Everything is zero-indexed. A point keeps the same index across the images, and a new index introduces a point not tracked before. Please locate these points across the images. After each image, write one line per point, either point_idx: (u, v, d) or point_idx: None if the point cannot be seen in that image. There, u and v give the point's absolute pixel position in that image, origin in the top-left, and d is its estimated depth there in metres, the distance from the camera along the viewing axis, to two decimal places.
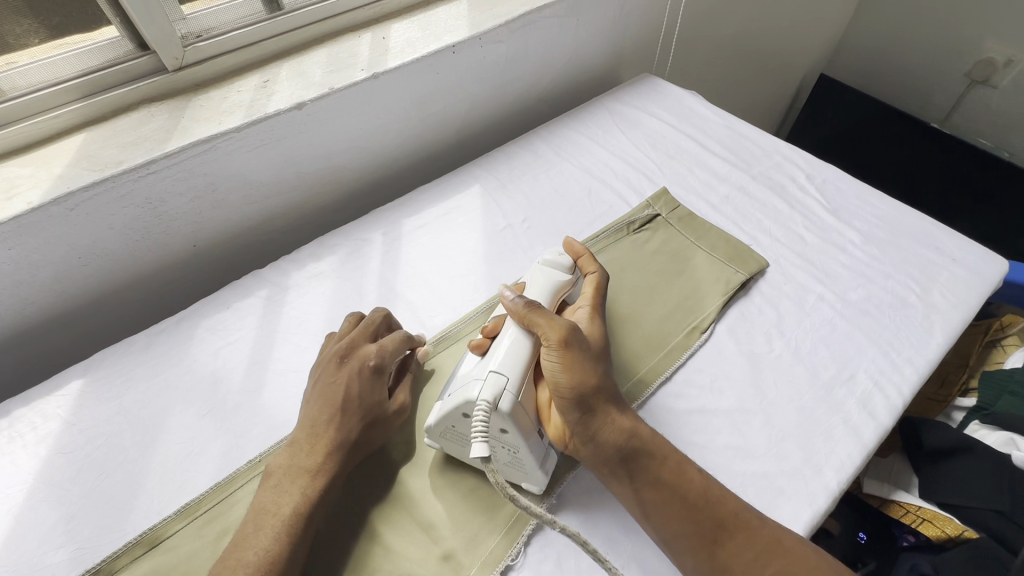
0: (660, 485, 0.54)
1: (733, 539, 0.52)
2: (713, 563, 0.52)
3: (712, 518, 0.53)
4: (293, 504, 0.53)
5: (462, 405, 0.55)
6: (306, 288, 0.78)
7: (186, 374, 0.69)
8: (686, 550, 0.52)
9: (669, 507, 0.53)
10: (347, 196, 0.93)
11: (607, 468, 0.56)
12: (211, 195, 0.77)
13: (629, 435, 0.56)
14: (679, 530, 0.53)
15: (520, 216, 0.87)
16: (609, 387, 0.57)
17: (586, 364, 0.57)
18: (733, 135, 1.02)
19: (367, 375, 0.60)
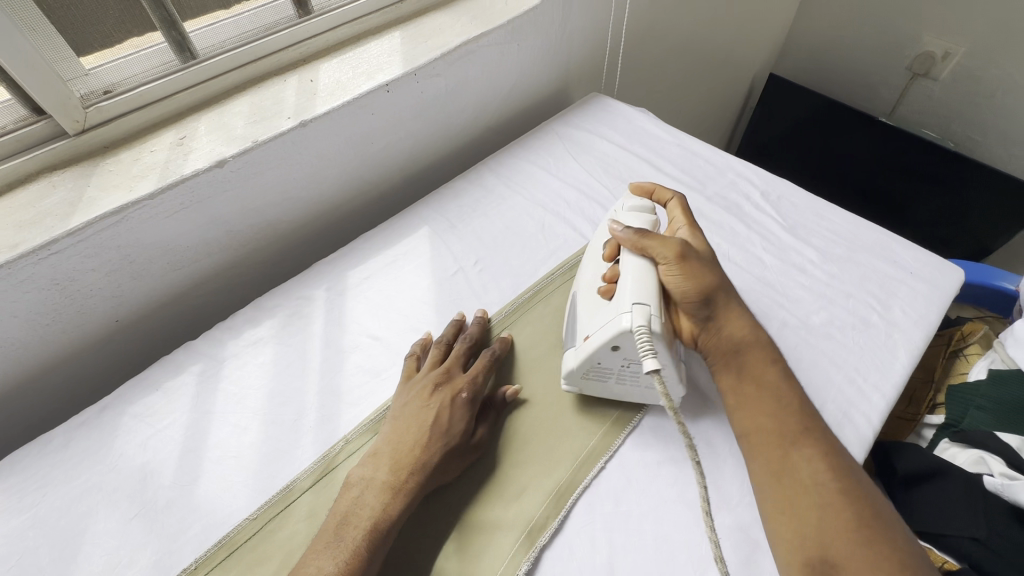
0: (757, 372, 0.62)
1: (804, 443, 0.56)
2: (785, 461, 0.55)
3: (779, 394, 0.60)
4: (372, 516, 0.54)
5: (615, 336, 0.59)
6: (243, 358, 0.72)
7: (111, 472, 0.62)
8: (761, 431, 0.58)
9: (763, 402, 0.60)
10: (286, 248, 0.87)
11: (721, 360, 0.64)
12: (129, 265, 0.70)
13: (740, 330, 0.65)
14: (763, 425, 0.58)
15: (472, 257, 0.83)
16: (723, 290, 0.66)
17: (700, 265, 0.65)
18: (686, 153, 1.00)
19: (457, 406, 0.62)
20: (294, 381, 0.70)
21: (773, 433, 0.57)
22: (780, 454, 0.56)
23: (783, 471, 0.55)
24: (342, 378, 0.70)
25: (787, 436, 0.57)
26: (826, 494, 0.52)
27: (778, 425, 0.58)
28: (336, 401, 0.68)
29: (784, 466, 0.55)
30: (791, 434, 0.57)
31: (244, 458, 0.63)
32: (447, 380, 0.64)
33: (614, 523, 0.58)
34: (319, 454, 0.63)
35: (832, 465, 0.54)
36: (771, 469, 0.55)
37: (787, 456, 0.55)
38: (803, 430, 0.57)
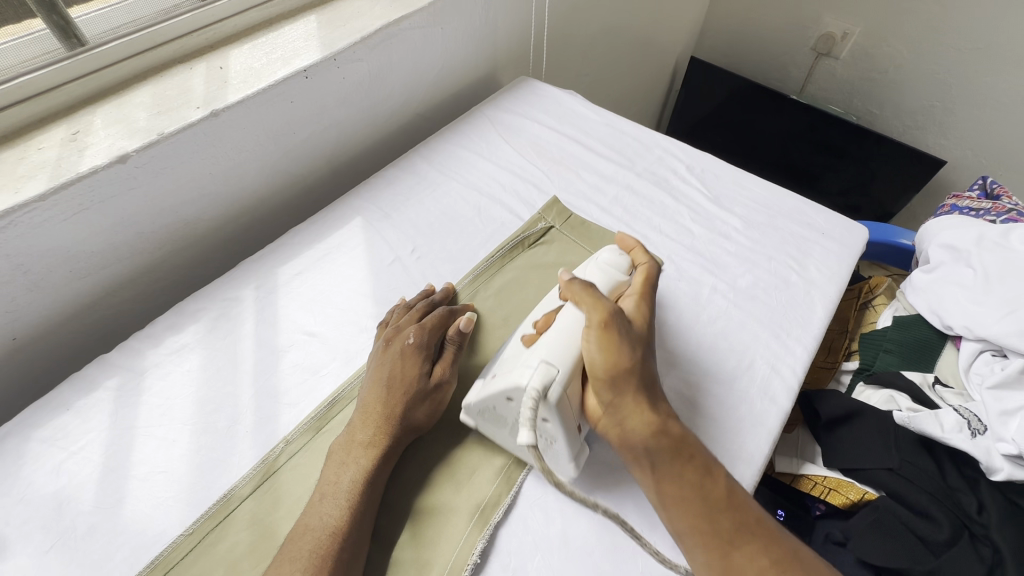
0: (677, 460, 0.53)
1: (743, 539, 0.50)
2: (726, 564, 0.49)
3: (701, 482, 0.52)
4: (351, 475, 0.55)
5: (510, 389, 0.54)
6: (166, 368, 0.67)
7: (19, 504, 0.56)
8: (695, 532, 0.50)
9: (690, 501, 0.51)
10: (208, 248, 0.82)
11: (634, 450, 0.54)
12: (22, 276, 0.63)
13: (653, 414, 0.54)
14: (695, 527, 0.50)
15: (408, 245, 0.82)
16: (639, 361, 0.56)
17: (624, 334, 0.56)
18: (614, 133, 1.02)
19: (405, 354, 0.63)
20: (225, 387, 0.66)
21: (705, 537, 0.50)
22: (721, 556, 0.49)
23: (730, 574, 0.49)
24: (279, 379, 0.67)
25: (720, 535, 0.50)
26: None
27: (704, 524, 0.50)
28: (273, 403, 0.65)
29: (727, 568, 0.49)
30: (722, 529, 0.50)
31: (174, 473, 0.59)
32: (394, 335, 0.65)
33: (566, 493, 0.59)
34: (258, 458, 0.60)
35: (775, 558, 0.49)
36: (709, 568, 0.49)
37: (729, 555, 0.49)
38: (735, 517, 0.51)
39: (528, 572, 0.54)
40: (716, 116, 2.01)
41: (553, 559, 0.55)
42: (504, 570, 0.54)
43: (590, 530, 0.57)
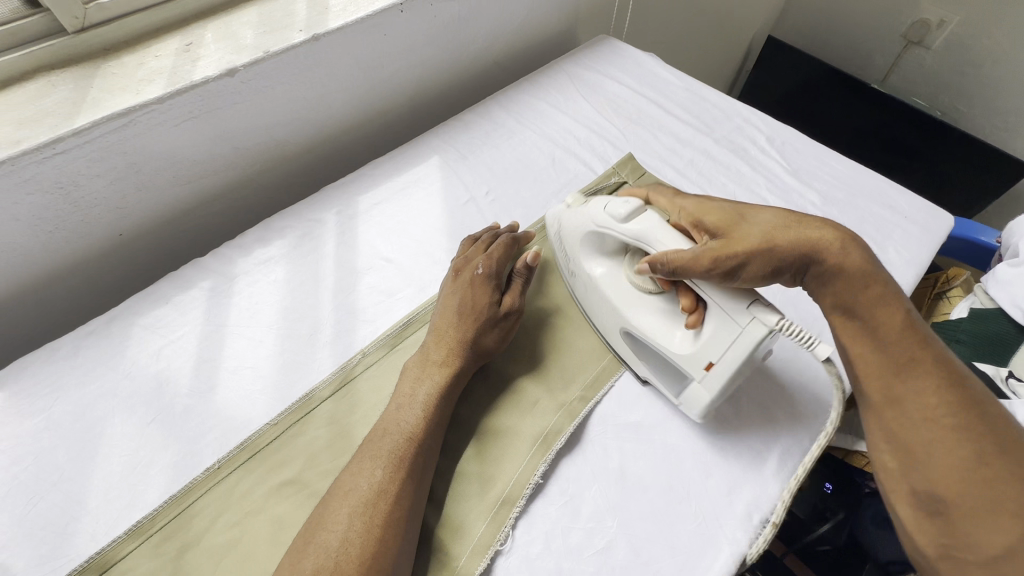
0: (897, 329, 0.49)
1: (944, 415, 0.45)
2: (914, 436, 0.46)
3: (913, 356, 0.48)
4: (426, 389, 0.58)
5: (755, 347, 0.51)
6: (254, 276, 0.71)
7: (125, 379, 0.62)
8: (895, 406, 0.47)
9: (887, 371, 0.49)
10: (292, 171, 0.85)
11: (849, 316, 0.52)
12: (135, 175, 0.68)
13: (870, 273, 0.52)
14: (890, 396, 0.48)
15: (483, 187, 0.83)
16: (803, 222, 0.54)
17: (766, 233, 0.54)
18: (694, 98, 1.00)
19: (476, 283, 0.66)
20: (307, 299, 0.69)
21: (903, 409, 0.47)
22: (913, 428, 0.46)
23: (918, 450, 0.45)
24: (357, 297, 0.70)
25: (923, 409, 0.46)
26: (965, 479, 0.43)
27: (901, 397, 0.47)
28: (351, 318, 0.68)
29: (917, 442, 0.45)
30: (928, 402, 0.46)
31: (260, 369, 0.63)
32: (463, 267, 0.68)
33: (625, 433, 0.61)
34: (337, 365, 0.64)
35: (982, 440, 0.43)
36: (889, 435, 0.47)
37: (926, 432, 0.45)
38: (949, 399, 0.45)
39: (584, 498, 0.57)
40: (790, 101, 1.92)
41: (610, 490, 0.57)
42: (562, 493, 0.57)
43: (647, 469, 0.59)
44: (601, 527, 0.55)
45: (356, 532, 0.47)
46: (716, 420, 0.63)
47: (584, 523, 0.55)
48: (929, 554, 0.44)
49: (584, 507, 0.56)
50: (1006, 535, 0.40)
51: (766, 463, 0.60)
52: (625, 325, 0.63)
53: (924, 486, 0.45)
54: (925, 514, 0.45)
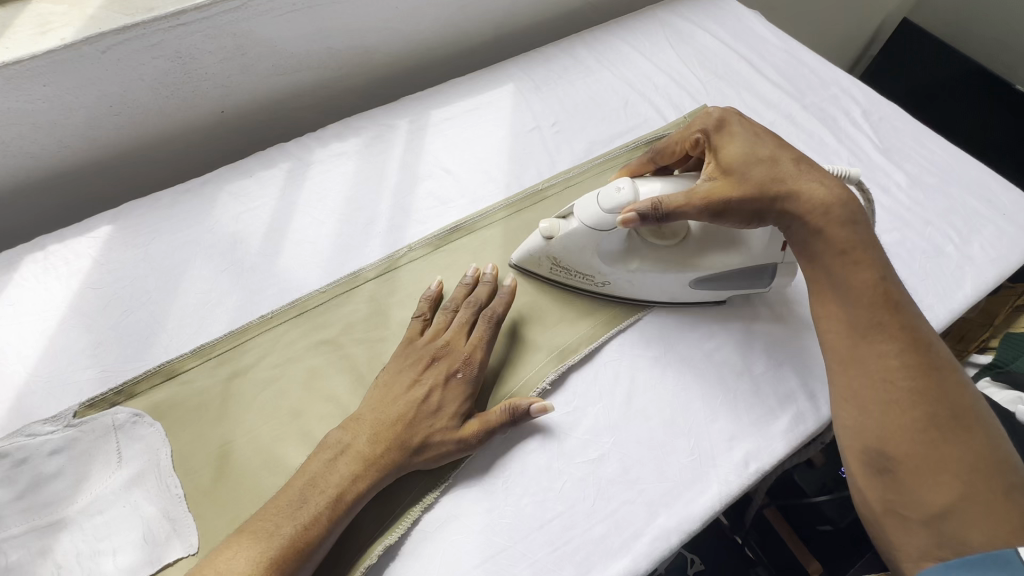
0: (868, 289, 0.53)
1: (897, 375, 0.50)
2: (875, 395, 0.50)
3: (881, 320, 0.52)
4: (341, 480, 0.51)
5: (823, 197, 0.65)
6: (327, 165, 0.77)
7: (208, 233, 0.71)
8: (858, 369, 0.52)
9: (852, 320, 0.53)
10: (376, 80, 0.90)
11: (828, 275, 0.55)
12: (240, 57, 0.75)
13: (852, 230, 0.55)
14: (855, 352, 0.52)
15: (551, 118, 0.84)
16: (807, 170, 0.57)
17: (781, 178, 0.56)
18: (791, 60, 0.94)
19: (416, 371, 0.57)
20: (369, 193, 0.75)
21: (864, 368, 0.51)
22: (873, 385, 0.51)
23: (875, 412, 0.50)
24: (413, 199, 0.75)
25: (884, 372, 0.50)
26: (914, 439, 0.48)
27: (864, 357, 0.52)
28: (405, 216, 0.73)
29: (875, 406, 0.50)
30: (889, 366, 0.50)
31: (318, 245, 0.70)
32: (412, 336, 0.60)
33: (640, 365, 0.63)
34: (384, 254, 0.70)
35: (930, 411, 0.48)
36: (850, 396, 0.52)
37: (884, 395, 0.50)
38: (908, 362, 0.50)
39: (586, 412, 0.59)
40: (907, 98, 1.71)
41: (613, 410, 0.60)
42: (567, 404, 0.60)
43: (653, 400, 0.60)
44: (595, 441, 0.58)
45: (320, 512, 0.50)
46: (735, 370, 0.63)
47: (581, 434, 0.58)
48: (875, 509, 0.50)
49: (582, 419, 0.59)
50: (948, 492, 0.46)
51: (777, 421, 0.60)
52: (694, 278, 0.63)
53: (874, 447, 0.50)
54: (875, 472, 0.50)
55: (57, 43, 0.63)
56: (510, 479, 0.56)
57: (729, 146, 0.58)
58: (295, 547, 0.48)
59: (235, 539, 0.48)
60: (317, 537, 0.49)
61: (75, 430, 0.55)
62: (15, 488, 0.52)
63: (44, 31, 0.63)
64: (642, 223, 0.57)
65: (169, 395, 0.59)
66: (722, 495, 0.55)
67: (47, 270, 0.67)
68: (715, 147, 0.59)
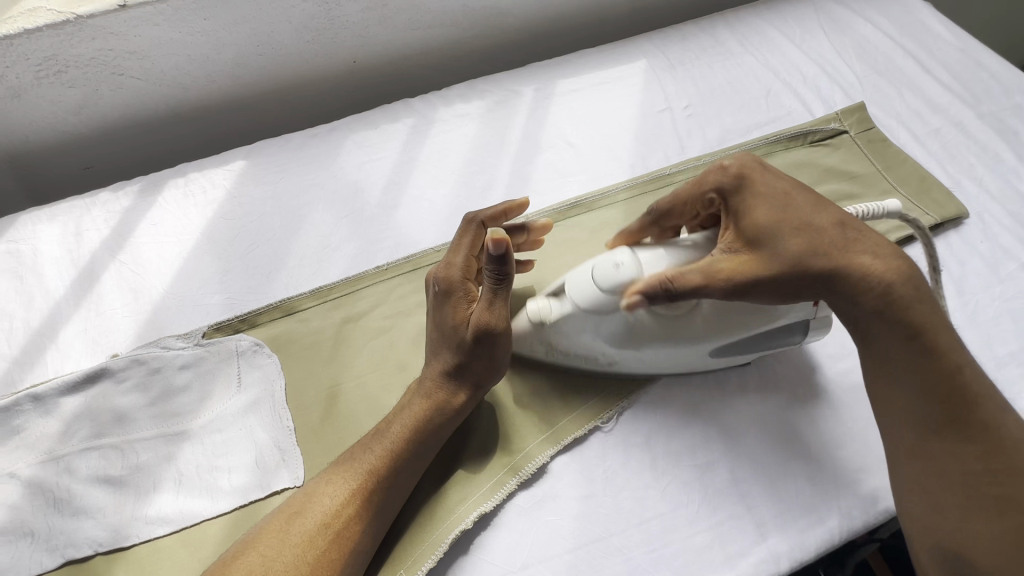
0: (940, 373, 0.45)
1: (978, 477, 0.43)
2: (953, 494, 0.44)
3: (960, 415, 0.44)
4: (406, 419, 0.52)
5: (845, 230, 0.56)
6: (450, 125, 0.77)
7: (332, 179, 0.72)
8: (924, 462, 0.45)
9: (919, 406, 0.45)
10: (504, 45, 0.88)
11: (891, 364, 0.47)
12: (381, 8, 0.75)
13: (914, 311, 0.46)
14: (931, 443, 0.45)
15: (684, 101, 0.79)
16: (859, 240, 0.47)
17: (818, 257, 0.47)
18: (968, 61, 0.82)
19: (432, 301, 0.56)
20: (489, 158, 0.74)
21: (937, 464, 0.45)
22: (947, 483, 0.44)
23: (954, 514, 0.44)
24: (532, 169, 0.73)
25: (960, 473, 0.44)
26: (1004, 552, 0.41)
27: (934, 450, 0.45)
28: (523, 186, 0.71)
29: (947, 506, 0.44)
30: (966, 462, 0.44)
31: (436, 205, 0.70)
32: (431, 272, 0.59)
33: (760, 375, 0.58)
34: None
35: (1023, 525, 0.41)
36: (915, 484, 0.46)
37: (965, 497, 0.43)
38: (991, 469, 0.43)
39: (698, 416, 0.56)
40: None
41: (728, 418, 0.56)
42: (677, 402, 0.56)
43: (773, 415, 0.56)
44: (704, 448, 0.54)
45: (382, 460, 0.50)
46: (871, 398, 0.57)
47: (691, 436, 0.55)
48: None
49: (693, 422, 0.55)
50: None
51: None
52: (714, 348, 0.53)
53: (951, 546, 0.43)
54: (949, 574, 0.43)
55: None
56: (610, 469, 0.53)
57: (754, 212, 0.48)
58: (370, 479, 0.49)
59: (331, 470, 0.50)
60: (388, 471, 0.50)
61: (202, 349, 0.59)
62: (149, 395, 0.56)
63: None
64: (648, 304, 0.48)
65: (285, 331, 0.61)
66: (842, 528, 0.51)
67: (187, 196, 0.71)
68: (739, 211, 0.49)
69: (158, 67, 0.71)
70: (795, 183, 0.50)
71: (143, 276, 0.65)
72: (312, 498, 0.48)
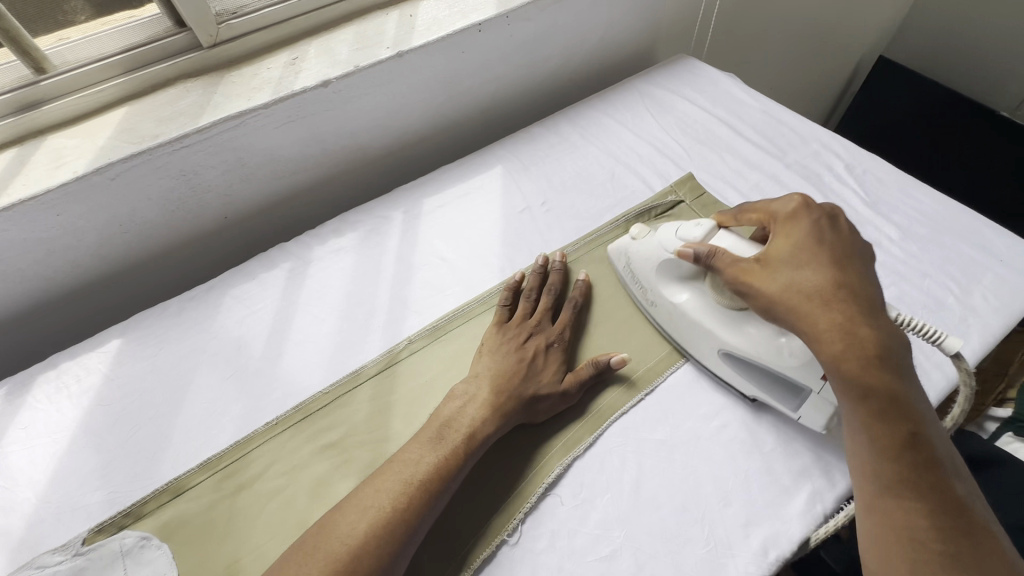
0: (891, 436, 0.47)
1: (927, 533, 0.44)
2: (900, 546, 0.45)
3: (909, 476, 0.46)
4: (426, 469, 0.56)
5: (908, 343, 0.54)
6: (326, 262, 0.80)
7: (214, 339, 0.73)
8: (879, 517, 0.47)
9: (881, 464, 0.48)
10: (372, 173, 0.94)
11: (850, 418, 0.50)
12: (240, 169, 0.80)
13: (873, 376, 0.48)
14: (892, 505, 0.47)
15: (540, 197, 0.87)
16: (852, 303, 0.50)
17: (801, 294, 0.52)
18: (770, 120, 0.96)
19: (545, 317, 0.70)
20: (367, 287, 0.77)
21: (888, 515, 0.46)
22: (902, 539, 0.45)
23: (907, 571, 0.44)
24: (409, 290, 0.77)
25: (910, 530, 0.45)
26: None
27: (886, 508, 0.47)
28: (403, 308, 0.75)
29: (899, 556, 0.45)
30: (918, 521, 0.45)
31: (320, 345, 0.72)
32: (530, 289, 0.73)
33: (645, 449, 0.62)
34: (384, 349, 0.71)
35: None
36: (878, 545, 0.47)
37: (914, 553, 0.44)
38: (935, 525, 0.44)
39: (595, 506, 0.58)
40: (880, 133, 1.74)
41: (622, 501, 0.58)
42: (574, 497, 0.59)
43: (662, 487, 0.59)
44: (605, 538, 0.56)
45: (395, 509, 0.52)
46: (744, 449, 0.61)
47: (591, 529, 0.57)
48: None
49: (591, 514, 0.58)
50: None
51: (793, 500, 0.58)
52: (721, 347, 0.63)
53: None
54: None
55: (69, 176, 0.67)
56: None
57: (780, 241, 0.57)
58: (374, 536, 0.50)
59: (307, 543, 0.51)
60: (399, 526, 0.52)
61: (83, 558, 0.55)
62: None
63: (58, 165, 0.69)
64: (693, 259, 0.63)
65: (174, 515, 0.59)
66: None
67: (59, 389, 0.69)
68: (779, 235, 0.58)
69: (13, 265, 0.71)
70: (836, 244, 0.55)
71: (12, 489, 0.62)
72: (345, 514, 0.52)
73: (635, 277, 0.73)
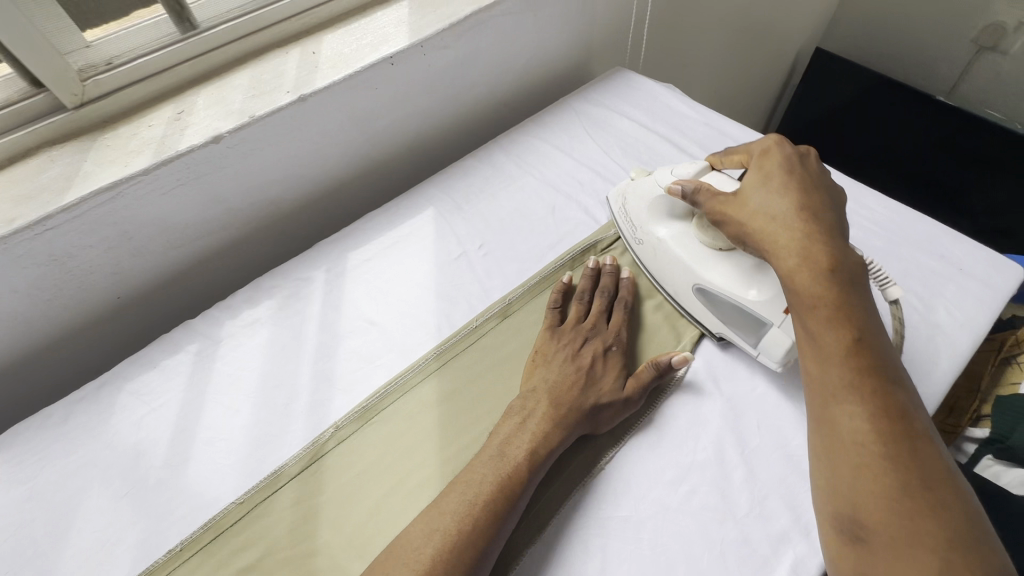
0: (837, 342, 0.47)
1: (868, 435, 0.44)
2: (842, 452, 0.44)
3: (855, 380, 0.45)
4: (486, 495, 0.52)
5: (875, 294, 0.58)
6: (238, 340, 0.70)
7: (107, 449, 0.62)
8: (824, 426, 0.47)
9: (828, 369, 0.47)
10: (290, 226, 0.85)
11: (800, 329, 0.50)
12: (127, 243, 0.69)
13: (827, 286, 0.48)
14: (837, 409, 0.46)
15: (476, 240, 0.79)
16: (812, 223, 0.51)
17: (761, 209, 0.55)
18: (712, 133, 0.92)
19: (601, 318, 0.69)
20: (287, 365, 0.68)
21: (834, 428, 0.45)
22: (843, 443, 0.44)
23: (848, 479, 0.43)
24: (335, 364, 0.68)
25: (852, 435, 0.44)
26: (890, 509, 0.41)
27: (831, 416, 0.46)
28: (328, 387, 0.66)
29: (841, 459, 0.44)
30: (862, 426, 0.44)
31: (234, 442, 0.62)
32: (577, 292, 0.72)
33: (610, 530, 0.55)
34: (308, 440, 0.62)
35: (911, 486, 0.41)
36: (826, 457, 0.46)
37: (855, 458, 0.43)
38: (876, 428, 0.43)
39: None
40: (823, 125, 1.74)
41: None
42: None
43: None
44: None
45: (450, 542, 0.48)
46: (717, 517, 0.55)
47: None
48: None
49: None
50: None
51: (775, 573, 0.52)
52: (697, 283, 0.67)
53: (849, 513, 0.43)
54: (849, 542, 0.43)
55: None
56: None
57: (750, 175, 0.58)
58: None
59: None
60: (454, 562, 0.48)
61: None
62: None
63: None
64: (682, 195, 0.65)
65: None
66: None
67: None
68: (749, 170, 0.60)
69: None
70: (808, 180, 0.56)
71: None
72: (411, 536, 0.50)
73: (629, 219, 0.76)
